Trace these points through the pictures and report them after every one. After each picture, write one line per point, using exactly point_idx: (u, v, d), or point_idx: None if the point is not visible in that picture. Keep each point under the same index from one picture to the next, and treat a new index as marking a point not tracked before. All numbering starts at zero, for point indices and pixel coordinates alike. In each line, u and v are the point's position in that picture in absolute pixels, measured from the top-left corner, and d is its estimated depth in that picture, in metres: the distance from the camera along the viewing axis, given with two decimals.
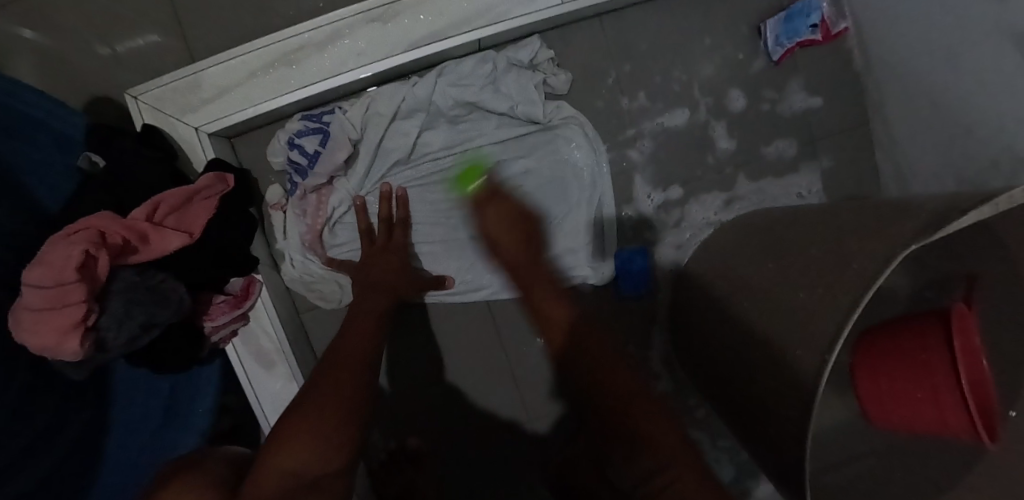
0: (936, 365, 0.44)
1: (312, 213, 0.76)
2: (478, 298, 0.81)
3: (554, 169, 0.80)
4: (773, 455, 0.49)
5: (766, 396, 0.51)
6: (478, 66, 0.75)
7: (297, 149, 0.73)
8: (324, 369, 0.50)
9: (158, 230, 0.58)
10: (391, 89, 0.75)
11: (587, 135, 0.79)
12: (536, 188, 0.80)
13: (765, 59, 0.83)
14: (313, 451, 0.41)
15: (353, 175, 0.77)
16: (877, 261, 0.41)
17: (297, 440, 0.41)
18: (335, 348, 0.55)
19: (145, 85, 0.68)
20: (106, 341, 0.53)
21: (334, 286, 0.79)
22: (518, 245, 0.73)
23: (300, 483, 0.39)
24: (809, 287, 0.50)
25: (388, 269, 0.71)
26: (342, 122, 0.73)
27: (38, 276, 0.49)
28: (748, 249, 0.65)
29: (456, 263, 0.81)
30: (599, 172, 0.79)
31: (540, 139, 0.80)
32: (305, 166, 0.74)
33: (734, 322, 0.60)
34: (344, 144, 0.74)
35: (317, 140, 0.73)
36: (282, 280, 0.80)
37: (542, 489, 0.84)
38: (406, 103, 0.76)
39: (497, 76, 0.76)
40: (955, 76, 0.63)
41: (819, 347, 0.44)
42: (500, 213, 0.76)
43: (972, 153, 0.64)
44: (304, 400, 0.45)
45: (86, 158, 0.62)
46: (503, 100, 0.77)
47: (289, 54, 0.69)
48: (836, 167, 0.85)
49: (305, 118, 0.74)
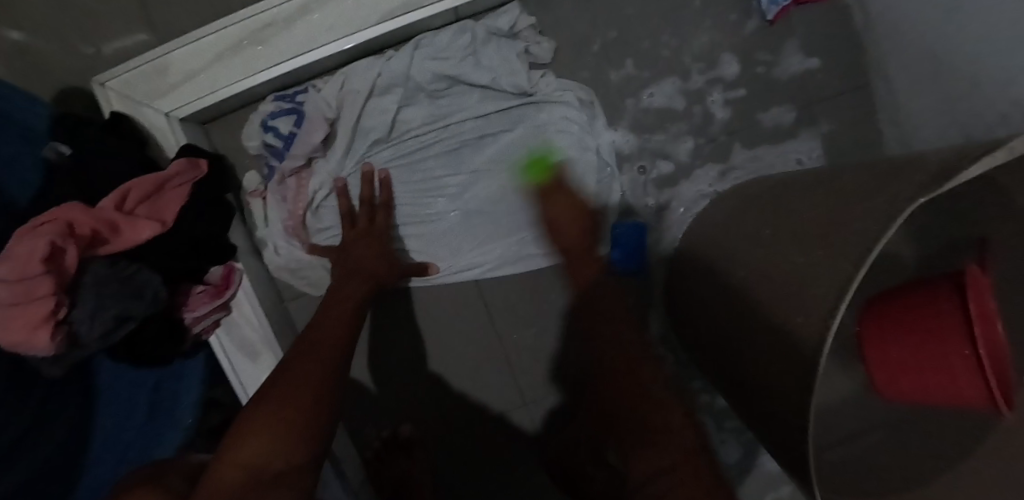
0: (949, 327, 0.42)
1: (292, 197, 0.75)
2: (467, 276, 0.79)
3: (540, 137, 0.77)
4: (776, 435, 0.46)
5: (760, 360, 0.49)
6: (456, 37, 0.73)
7: (271, 132, 0.72)
8: (297, 356, 0.49)
9: (128, 219, 0.56)
10: (365, 65, 0.74)
11: (578, 103, 0.77)
12: (527, 159, 0.77)
13: (758, 20, 0.79)
14: (281, 443, 0.40)
15: (332, 156, 0.75)
16: (882, 215, 0.38)
17: (261, 433, 0.40)
18: (309, 336, 0.53)
19: (111, 71, 0.66)
20: (80, 335, 0.52)
21: (321, 271, 0.78)
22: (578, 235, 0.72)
23: (262, 475, 0.38)
24: (807, 249, 0.47)
25: (370, 254, 0.70)
26: (315, 101, 0.73)
27: (1, 272, 0.47)
28: (748, 211, 0.62)
29: (445, 245, 0.79)
30: (589, 137, 0.76)
31: (525, 112, 0.77)
32: (281, 149, 0.73)
33: (729, 291, 0.58)
34: (319, 123, 0.72)
35: (291, 121, 0.72)
36: (266, 268, 0.79)
37: (540, 474, 0.83)
38: (381, 79, 0.74)
39: (476, 48, 0.74)
40: (958, 27, 0.60)
41: (823, 311, 0.40)
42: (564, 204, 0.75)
43: (981, 107, 0.60)
44: (270, 389, 0.45)
45: (53, 148, 0.58)
46: (485, 73, 0.74)
47: (257, 31, 0.66)
48: (835, 131, 0.81)
49: (277, 99, 0.73)
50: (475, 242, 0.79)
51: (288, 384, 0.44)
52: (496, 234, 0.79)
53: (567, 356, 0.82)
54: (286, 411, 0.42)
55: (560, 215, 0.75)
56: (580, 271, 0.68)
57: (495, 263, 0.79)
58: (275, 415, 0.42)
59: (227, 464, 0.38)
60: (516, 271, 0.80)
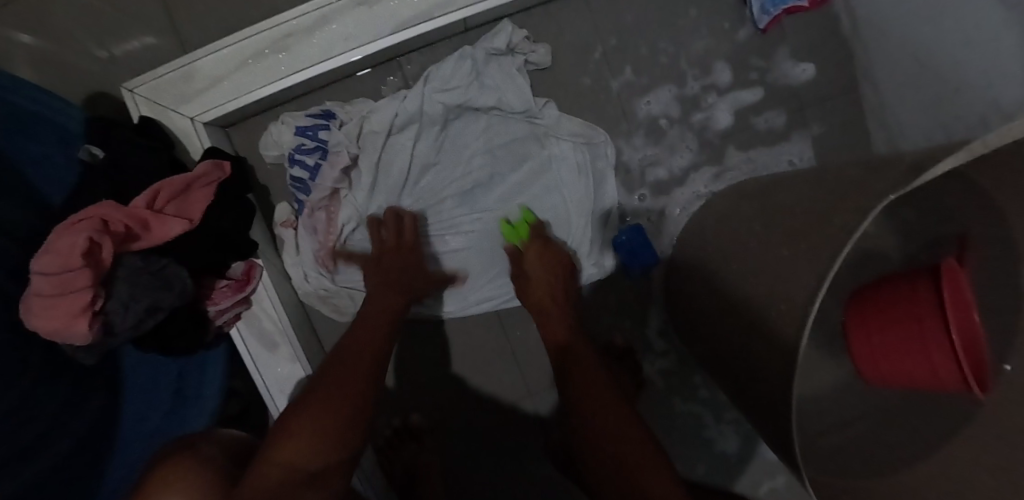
0: (926, 317, 0.45)
1: (323, 230, 0.79)
2: (486, 309, 0.83)
3: (545, 161, 0.82)
4: (765, 419, 0.49)
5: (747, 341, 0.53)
6: (457, 66, 0.77)
7: (298, 165, 0.76)
8: (343, 365, 0.54)
9: (158, 217, 0.59)
10: (382, 104, 0.78)
11: (578, 124, 0.81)
12: (536, 186, 0.82)
13: (751, 27, 0.83)
14: (327, 441, 0.45)
15: (358, 191, 0.79)
16: (858, 212, 0.41)
17: (311, 431, 0.45)
18: (352, 344, 0.59)
19: (140, 78, 0.70)
20: (114, 324, 0.56)
21: (348, 299, 0.83)
22: (549, 287, 0.75)
23: (306, 471, 0.42)
24: (789, 245, 0.50)
25: (402, 268, 0.75)
26: (337, 138, 0.76)
27: (43, 265, 0.51)
28: (739, 209, 0.66)
29: (461, 282, 0.84)
30: (589, 159, 0.82)
31: (531, 136, 0.82)
32: (307, 181, 0.77)
33: (720, 283, 0.62)
34: (342, 156, 0.76)
35: (317, 155, 0.76)
36: (296, 294, 0.83)
37: (545, 463, 0.87)
38: (399, 117, 0.78)
39: (479, 70, 0.78)
40: (939, 34, 0.63)
41: (804, 298, 0.44)
42: (542, 258, 0.77)
43: (961, 110, 0.64)
44: (317, 389, 0.50)
45: (85, 150, 0.62)
46: (489, 94, 0.79)
47: (279, 40, 0.70)
48: (827, 133, 0.85)
49: (299, 133, 0.76)
50: (487, 277, 0.83)
51: (334, 390, 0.50)
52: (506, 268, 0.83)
53: None
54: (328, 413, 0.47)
55: (534, 268, 0.76)
56: (559, 322, 0.72)
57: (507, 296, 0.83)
58: (320, 413, 0.47)
59: (278, 452, 0.43)
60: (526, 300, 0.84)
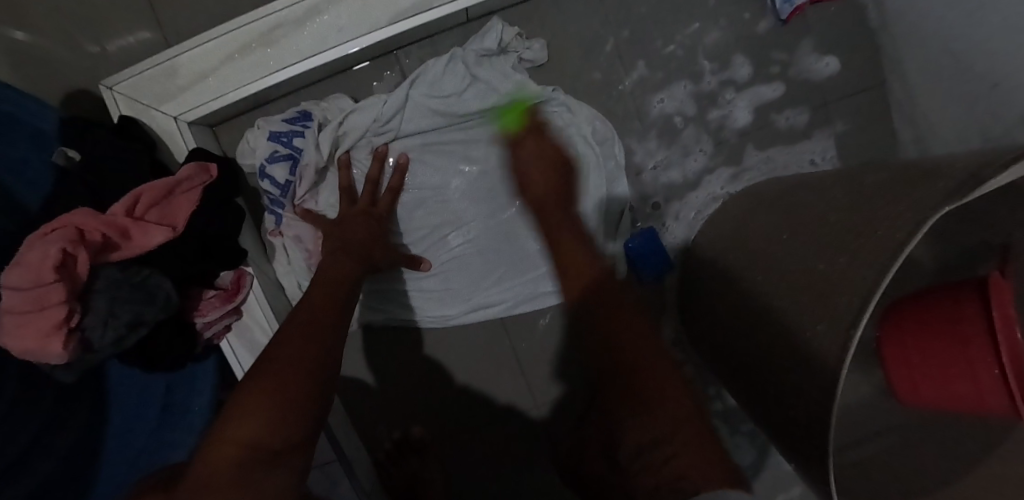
0: (973, 341, 0.41)
1: (308, 240, 0.75)
2: (485, 316, 0.80)
3: None
4: (792, 444, 0.45)
5: (773, 357, 0.49)
6: (450, 69, 0.73)
7: (268, 179, 0.72)
8: (292, 330, 0.49)
9: (139, 224, 0.55)
10: (367, 105, 0.74)
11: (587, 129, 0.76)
12: None
13: (772, 18, 0.78)
14: (281, 418, 0.41)
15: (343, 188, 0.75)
16: (899, 224, 0.37)
17: (259, 409, 0.41)
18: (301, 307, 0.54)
19: (119, 75, 0.66)
20: (92, 342, 0.51)
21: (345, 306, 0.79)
22: (552, 185, 0.71)
23: (265, 451, 0.39)
24: (817, 258, 0.47)
25: (367, 231, 0.68)
26: (310, 147, 0.72)
27: (12, 279, 0.46)
28: (758, 215, 0.62)
29: (460, 286, 0.79)
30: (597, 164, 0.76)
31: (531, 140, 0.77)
32: (279, 195, 0.73)
33: (739, 293, 0.58)
34: (310, 168, 0.72)
35: (287, 167, 0.72)
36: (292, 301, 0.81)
37: (551, 476, 0.83)
38: (382, 120, 0.74)
39: (473, 73, 0.73)
40: (975, 25, 0.59)
41: (840, 318, 0.40)
42: (541, 150, 0.74)
43: (999, 110, 0.59)
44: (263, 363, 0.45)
45: (61, 153, 0.58)
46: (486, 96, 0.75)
47: (267, 33, 0.66)
48: (849, 132, 0.80)
49: (272, 139, 0.72)
50: (488, 283, 0.79)
51: (280, 360, 0.45)
52: (507, 274, 0.79)
53: (578, 357, 0.82)
54: (277, 383, 0.43)
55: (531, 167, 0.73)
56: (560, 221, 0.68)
57: (507, 302, 0.79)
58: (271, 383, 0.43)
59: (224, 439, 0.39)
60: (527, 310, 0.80)
